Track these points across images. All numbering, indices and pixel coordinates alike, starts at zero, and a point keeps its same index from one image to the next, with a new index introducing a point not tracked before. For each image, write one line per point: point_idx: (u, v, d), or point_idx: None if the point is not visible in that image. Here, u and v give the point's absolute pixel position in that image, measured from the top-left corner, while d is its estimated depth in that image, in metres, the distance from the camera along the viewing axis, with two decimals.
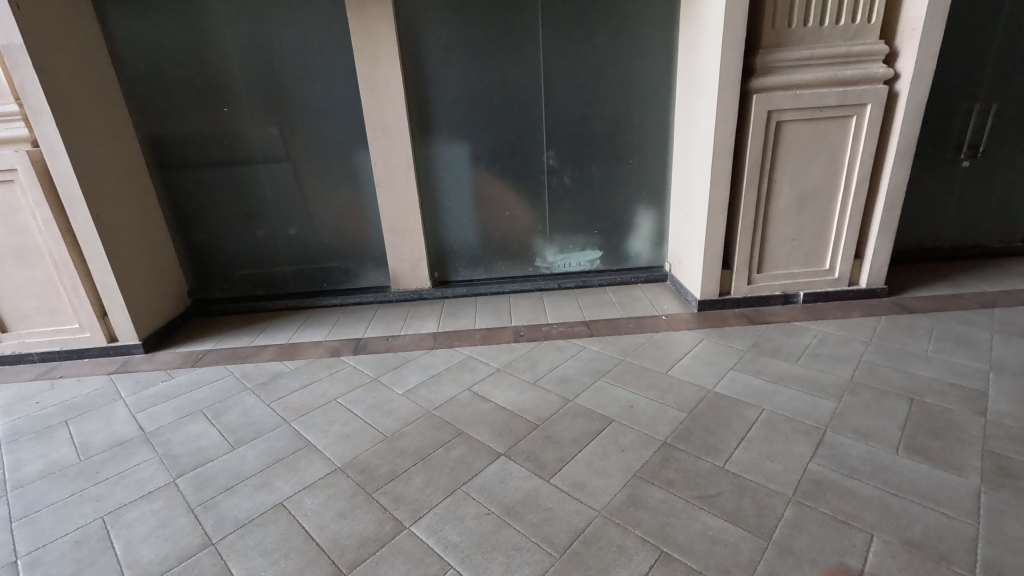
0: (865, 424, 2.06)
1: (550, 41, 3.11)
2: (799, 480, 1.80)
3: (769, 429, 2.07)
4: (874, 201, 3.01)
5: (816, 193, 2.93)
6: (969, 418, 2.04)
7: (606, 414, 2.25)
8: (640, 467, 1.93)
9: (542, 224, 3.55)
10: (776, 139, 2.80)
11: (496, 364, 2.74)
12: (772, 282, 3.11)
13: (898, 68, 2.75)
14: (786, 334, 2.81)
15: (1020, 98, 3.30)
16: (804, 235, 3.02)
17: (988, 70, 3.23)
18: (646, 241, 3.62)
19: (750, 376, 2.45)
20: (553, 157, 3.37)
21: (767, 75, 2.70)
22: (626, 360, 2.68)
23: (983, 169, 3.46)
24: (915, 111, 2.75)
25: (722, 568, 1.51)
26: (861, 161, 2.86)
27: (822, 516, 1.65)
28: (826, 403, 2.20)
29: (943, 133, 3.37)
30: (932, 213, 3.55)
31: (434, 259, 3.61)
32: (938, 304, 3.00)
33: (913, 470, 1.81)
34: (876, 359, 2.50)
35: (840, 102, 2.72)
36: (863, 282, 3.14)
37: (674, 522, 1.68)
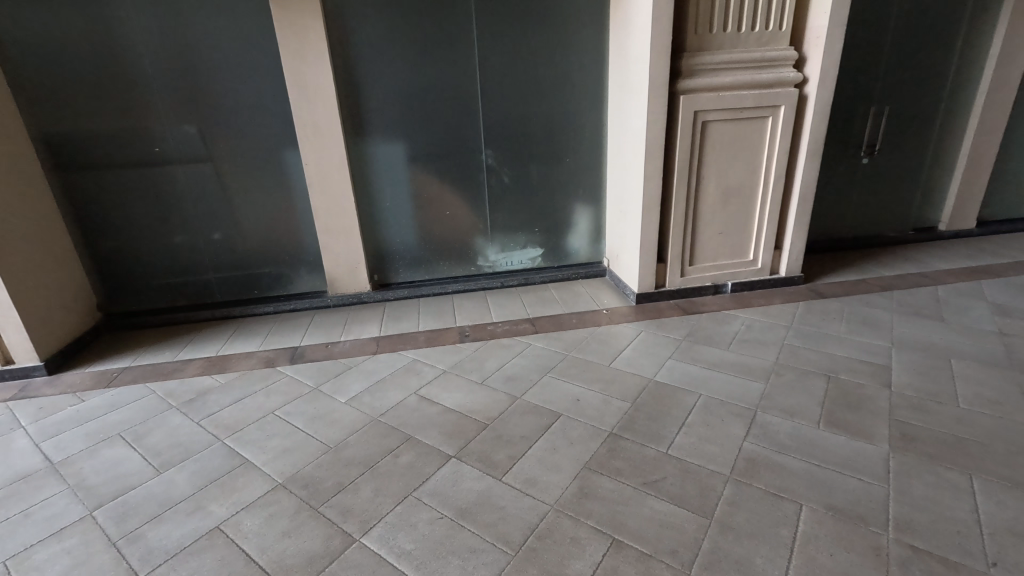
0: (790, 403, 2.22)
1: (485, 40, 3.11)
2: (736, 460, 1.92)
3: (707, 414, 2.18)
4: (789, 195, 3.25)
5: (739, 189, 3.12)
6: (877, 391, 2.26)
7: (554, 409, 2.28)
8: (589, 458, 1.98)
9: (482, 223, 3.54)
10: (702, 138, 2.96)
11: (442, 365, 2.71)
12: (703, 273, 3.28)
13: (806, 73, 2.98)
14: (717, 322, 2.98)
15: (906, 102, 3.68)
16: (730, 229, 3.21)
17: (881, 76, 3.57)
18: (585, 237, 3.71)
19: (687, 364, 2.57)
20: (492, 156, 3.37)
21: (692, 77, 2.84)
22: (571, 355, 2.73)
23: (879, 166, 3.83)
24: (821, 113, 3.00)
25: (671, 550, 1.58)
26: (777, 158, 3.08)
27: (757, 492, 1.77)
28: (755, 385, 2.35)
29: (845, 133, 3.69)
30: (838, 207, 3.88)
31: (373, 262, 3.51)
32: (846, 289, 3.29)
33: (833, 442, 1.98)
34: (797, 342, 2.70)
35: (757, 103, 2.91)
36: (783, 271, 3.38)
37: (624, 509, 1.73)
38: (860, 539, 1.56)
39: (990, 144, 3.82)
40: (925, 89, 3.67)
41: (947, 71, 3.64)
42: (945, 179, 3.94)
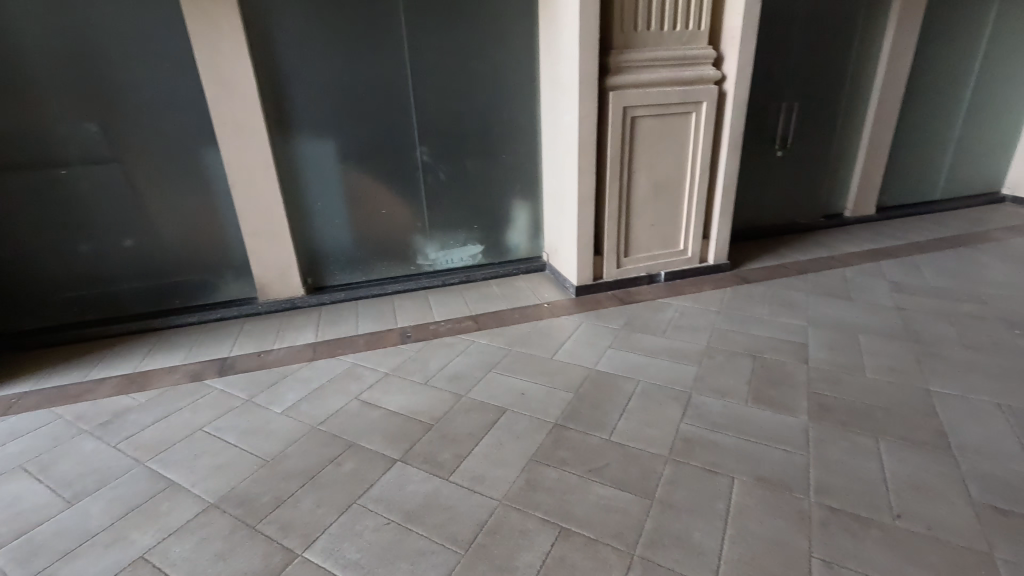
0: (721, 383, 2.35)
1: (414, 35, 3.05)
2: (674, 441, 2.01)
3: (645, 399, 2.27)
4: (714, 187, 3.42)
5: (668, 181, 3.26)
6: (796, 367, 2.44)
7: (499, 405, 2.29)
8: (535, 451, 2.00)
9: (420, 221, 3.48)
10: (632, 133, 3.06)
11: (384, 368, 2.64)
12: (637, 264, 3.40)
13: (724, 71, 3.15)
14: (653, 310, 3.10)
15: (813, 99, 3.98)
16: (661, 220, 3.34)
17: (790, 74, 3.84)
18: (524, 233, 3.73)
19: (626, 352, 2.66)
20: (427, 153, 3.32)
21: (620, 73, 2.93)
22: (514, 350, 2.75)
23: (792, 158, 4.12)
24: (739, 108, 3.18)
25: (616, 533, 1.63)
26: (701, 151, 3.23)
27: (694, 469, 1.86)
28: (689, 368, 2.47)
29: (761, 128, 3.94)
30: (758, 197, 4.14)
31: (306, 264, 3.36)
32: (768, 274, 3.52)
33: (760, 417, 2.11)
34: (725, 325, 2.86)
35: (681, 99, 3.05)
36: (711, 259, 3.57)
37: (570, 498, 1.77)
38: (786, 505, 1.68)
39: (884, 138, 4.22)
40: (829, 87, 3.98)
41: (846, 71, 3.97)
42: (849, 169, 4.30)
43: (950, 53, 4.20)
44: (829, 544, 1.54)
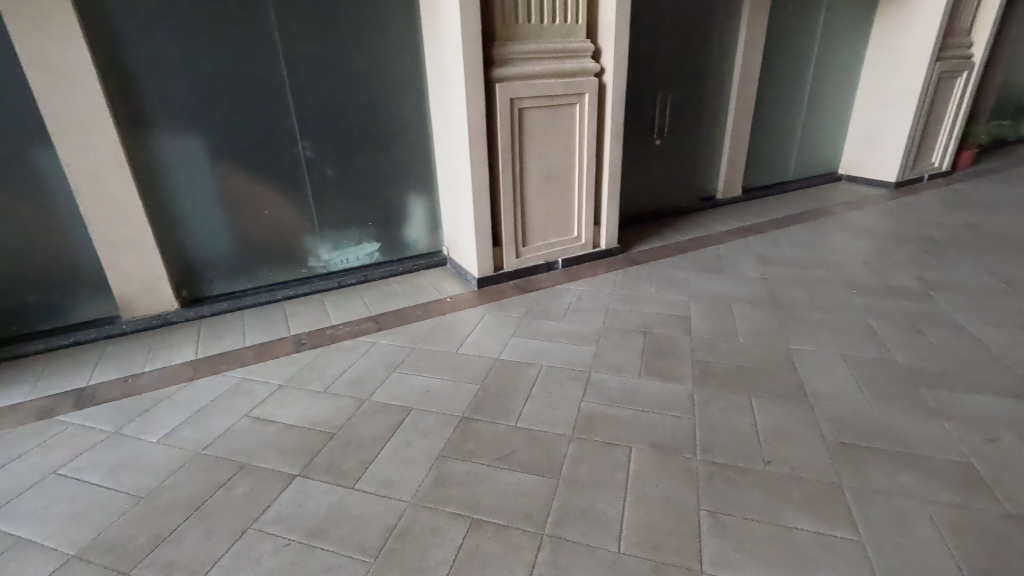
0: (617, 360, 2.49)
1: (285, 21, 2.84)
2: (577, 419, 2.09)
3: (549, 382, 2.34)
4: (601, 175, 3.59)
5: (558, 171, 3.36)
6: (682, 338, 2.65)
7: (405, 404, 2.24)
8: (444, 447, 1.98)
9: (309, 221, 3.28)
10: (520, 124, 3.11)
11: (277, 380, 2.46)
12: (536, 253, 3.48)
13: (603, 64, 3.30)
14: (552, 297, 3.20)
15: (683, 91, 4.31)
16: (555, 209, 3.45)
17: (662, 68, 4.12)
18: (422, 228, 3.65)
19: (528, 339, 2.72)
20: (310, 148, 3.12)
21: (504, 65, 2.96)
22: (418, 347, 2.70)
23: (669, 146, 4.45)
24: (619, 99, 3.36)
25: (526, 515, 1.67)
26: (587, 141, 3.37)
27: (595, 444, 1.95)
28: (588, 349, 2.59)
29: (640, 119, 4.20)
30: (642, 184, 4.43)
31: (178, 275, 3.03)
32: (654, 255, 3.77)
33: (652, 388, 2.27)
34: (619, 305, 3.03)
35: (564, 91, 3.15)
36: (603, 244, 3.75)
37: (480, 488, 1.78)
38: (677, 467, 1.83)
39: (743, 126, 4.69)
40: (696, 80, 4.33)
41: (710, 65, 4.34)
42: (717, 155, 4.74)
43: (792, 50, 4.77)
44: (713, 496, 1.70)
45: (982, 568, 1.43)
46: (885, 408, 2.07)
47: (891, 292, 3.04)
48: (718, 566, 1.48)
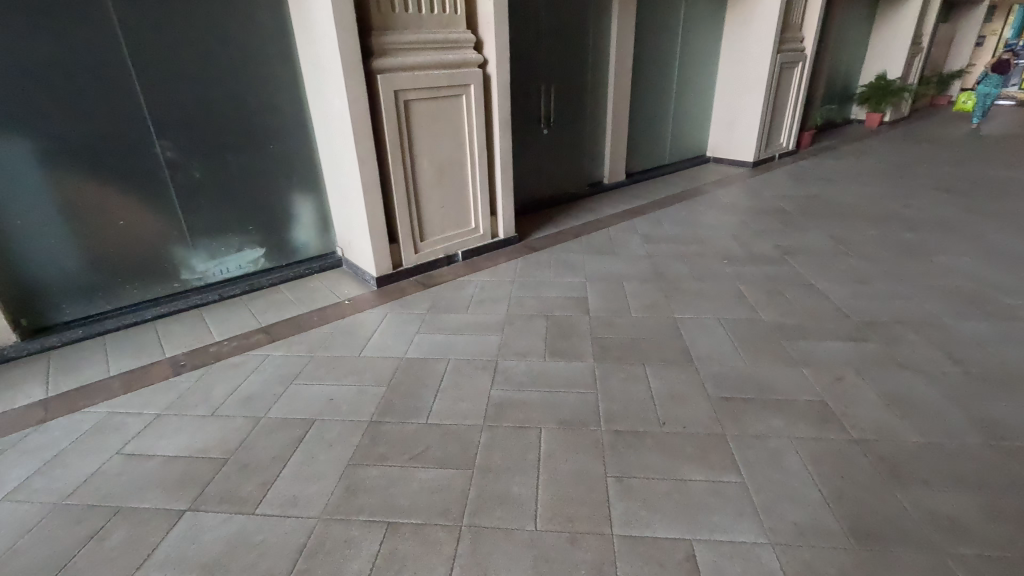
0: (522, 345, 2.55)
1: (124, 4, 2.51)
2: (487, 408, 2.12)
3: (457, 375, 2.34)
4: (494, 166, 3.62)
5: (450, 163, 3.34)
6: (581, 318, 2.78)
7: (306, 416, 2.11)
8: (352, 454, 1.91)
9: (177, 229, 2.95)
10: (407, 117, 3.04)
11: (154, 409, 2.20)
12: (434, 247, 3.44)
13: (485, 55, 3.32)
14: (454, 290, 3.19)
15: (565, 82, 4.47)
16: (450, 202, 3.43)
17: (544, 59, 4.24)
18: (310, 229, 3.44)
19: (433, 334, 2.69)
20: (170, 148, 2.80)
21: (384, 56, 2.87)
22: (316, 355, 2.55)
23: (557, 136, 4.60)
24: (504, 90, 3.41)
25: (443, 510, 1.66)
26: (477, 132, 3.38)
27: (506, 430, 1.99)
28: (493, 338, 2.62)
29: (527, 109, 4.29)
30: (534, 173, 4.55)
31: (11, 302, 2.57)
32: (551, 241, 3.90)
33: (556, 368, 2.36)
34: (520, 293, 3.10)
35: (449, 82, 3.12)
36: (501, 233, 3.80)
37: (394, 490, 1.74)
38: (584, 440, 1.92)
39: (622, 115, 4.99)
40: (576, 71, 4.52)
41: (587, 57, 4.55)
42: (601, 143, 4.99)
43: (660, 43, 5.14)
44: (618, 463, 1.82)
45: (837, 489, 1.67)
46: (757, 362, 2.34)
47: (755, 259, 3.42)
48: (626, 527, 1.58)
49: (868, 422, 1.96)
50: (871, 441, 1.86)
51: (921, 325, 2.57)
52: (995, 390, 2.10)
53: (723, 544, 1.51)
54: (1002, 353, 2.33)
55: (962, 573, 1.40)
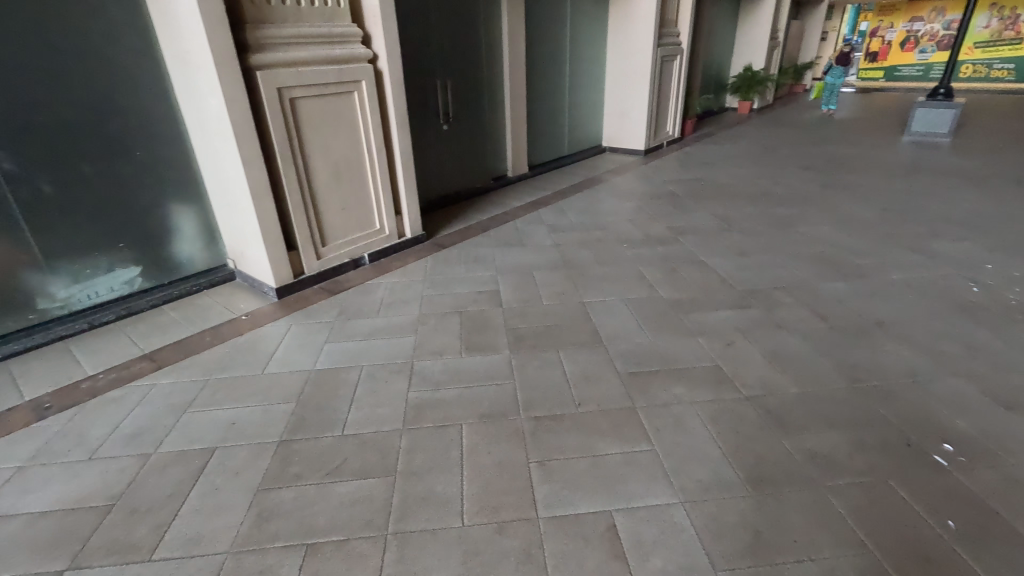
0: (437, 344, 2.52)
1: None
2: (406, 411, 2.07)
3: (372, 381, 2.27)
4: (394, 164, 3.53)
5: (348, 163, 3.20)
6: (494, 311, 2.80)
7: (205, 445, 1.94)
8: (262, 479, 1.78)
9: (26, 253, 2.56)
10: (294, 117, 2.86)
11: (15, 461, 1.91)
12: (338, 251, 3.29)
13: (375, 50, 3.22)
14: (363, 294, 3.08)
15: (461, 76, 4.45)
16: (351, 203, 3.29)
17: (438, 53, 4.19)
18: (195, 241, 3.15)
19: (343, 342, 2.58)
20: (8, 159, 2.41)
21: (262, 52, 2.68)
22: (213, 378, 2.35)
23: (457, 131, 4.58)
24: (398, 86, 3.32)
25: (367, 521, 1.61)
26: (373, 129, 3.27)
27: (427, 431, 1.96)
28: (407, 340, 2.56)
29: (425, 105, 4.21)
30: (437, 169, 4.49)
31: None
32: (459, 237, 3.89)
33: (473, 363, 2.36)
34: (432, 291, 3.06)
35: (338, 78, 2.98)
36: (408, 233, 3.73)
37: (311, 509, 1.66)
38: (505, 430, 1.95)
39: (520, 108, 5.08)
40: (471, 65, 4.51)
41: (481, 51, 4.56)
42: (502, 136, 5.05)
43: (550, 38, 5.28)
44: (539, 448, 1.86)
45: (734, 444, 1.84)
46: (659, 337, 2.50)
47: (652, 241, 3.65)
48: (550, 508, 1.62)
49: (756, 380, 2.17)
50: (760, 397, 2.07)
51: (792, 290, 2.89)
52: (853, 339, 2.41)
53: (640, 510, 1.61)
54: (857, 307, 2.69)
55: (837, 501, 1.61)
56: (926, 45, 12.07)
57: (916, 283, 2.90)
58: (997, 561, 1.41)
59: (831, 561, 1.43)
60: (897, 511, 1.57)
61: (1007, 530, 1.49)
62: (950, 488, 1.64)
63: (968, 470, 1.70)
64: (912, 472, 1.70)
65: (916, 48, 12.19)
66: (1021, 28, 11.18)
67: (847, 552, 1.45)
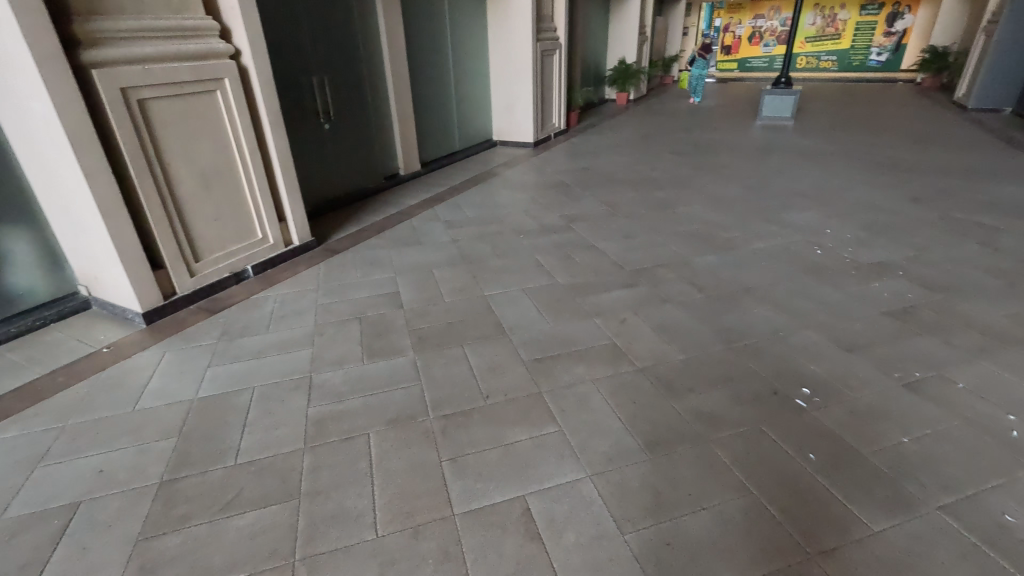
0: (336, 353, 2.41)
1: None
2: (306, 428, 1.96)
3: (265, 402, 2.11)
4: (271, 168, 3.29)
5: (216, 169, 2.93)
6: (395, 313, 2.73)
7: (67, 501, 1.69)
8: (142, 527, 1.59)
9: None
10: (145, 120, 2.56)
11: None
12: (215, 266, 3.01)
13: (237, 45, 2.96)
14: (249, 309, 2.85)
15: (339, 72, 4.25)
16: (225, 213, 3.02)
17: (311, 48, 3.95)
18: (32, 269, 2.71)
19: (229, 364, 2.37)
20: None
21: (96, 47, 2.35)
22: (71, 423, 2.05)
23: (340, 130, 4.37)
24: (267, 83, 3.09)
25: (271, 551, 1.50)
26: (243, 131, 3.01)
27: (331, 446, 1.87)
28: (302, 353, 2.41)
29: (303, 103, 3.97)
30: (322, 171, 4.26)
31: None
32: (352, 240, 3.74)
33: (376, 368, 2.29)
34: (326, 299, 2.91)
35: (196, 76, 2.70)
36: (295, 240, 3.51)
37: (205, 550, 1.51)
38: (414, 433, 1.92)
39: (406, 104, 4.98)
40: (349, 61, 4.32)
41: (358, 46, 4.38)
42: (389, 134, 4.91)
43: (429, 32, 5.21)
44: (450, 445, 1.86)
45: (632, 413, 1.97)
46: (559, 321, 2.60)
47: (546, 230, 3.77)
48: (466, 504, 1.63)
49: (648, 352, 2.33)
50: (652, 367, 2.23)
51: (673, 266, 3.14)
52: (727, 306, 2.68)
53: (551, 490, 1.67)
54: (728, 276, 2.99)
55: (721, 451, 1.79)
56: (769, 40, 13.64)
57: (773, 250, 3.29)
58: (848, 482, 1.66)
59: (719, 506, 1.59)
60: (770, 452, 1.77)
61: (854, 454, 1.75)
62: (809, 425, 1.88)
63: (822, 407, 1.97)
64: (780, 416, 1.93)
65: (761, 42, 13.74)
66: (839, 25, 13.02)
67: (733, 496, 1.62)
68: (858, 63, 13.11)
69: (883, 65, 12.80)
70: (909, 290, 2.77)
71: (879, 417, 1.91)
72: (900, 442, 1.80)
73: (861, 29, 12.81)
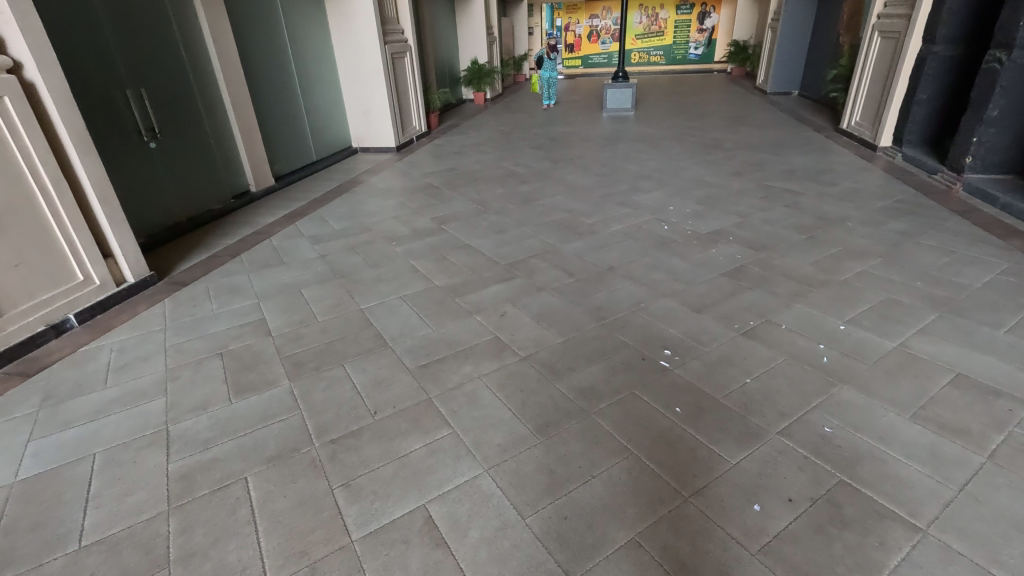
0: (197, 397, 2.16)
1: None
2: (169, 486, 1.74)
3: (112, 467, 1.83)
4: (84, 197, 2.82)
5: (7, 205, 2.44)
6: (262, 342, 2.52)
7: None
8: None
9: None
10: None
11: None
12: (22, 321, 2.53)
13: (16, 56, 2.49)
14: (78, 364, 2.44)
15: (159, 83, 3.77)
16: (28, 255, 2.54)
17: (118, 57, 3.44)
18: None
19: (57, 433, 2.00)
20: None
21: None
22: None
23: (171, 148, 3.89)
24: (66, 100, 2.65)
25: None
26: (40, 157, 2.53)
27: (203, 499, 1.68)
28: (153, 405, 2.12)
29: (118, 120, 3.46)
30: (153, 195, 3.77)
31: None
32: (202, 269, 3.36)
33: (246, 405, 2.09)
34: (178, 339, 2.59)
35: None
36: (129, 277, 3.06)
37: None
38: (300, 465, 1.80)
39: (249, 115, 4.58)
40: (169, 70, 3.84)
41: (179, 53, 3.92)
42: (232, 149, 4.50)
43: (263, 36, 4.85)
44: (341, 470, 1.77)
45: (520, 401, 2.04)
46: (441, 324, 2.60)
47: (419, 234, 3.74)
48: (364, 526, 1.57)
49: (529, 341, 2.43)
50: (534, 354, 2.32)
51: (544, 255, 3.29)
52: (594, 286, 2.89)
53: (450, 492, 1.67)
54: (593, 259, 3.21)
55: (603, 421, 1.92)
56: (605, 37, 14.80)
57: (629, 230, 3.61)
58: (708, 426, 1.88)
59: (607, 472, 1.71)
60: (644, 413, 1.95)
61: (711, 401, 2.00)
62: (673, 382, 2.11)
63: (682, 365, 2.21)
64: (649, 379, 2.13)
65: (599, 40, 14.88)
66: (661, 23, 14.56)
67: (617, 460, 1.76)
68: (681, 57, 14.80)
69: (701, 58, 14.64)
70: (739, 251, 3.21)
71: (727, 365, 2.19)
72: (744, 382, 2.09)
73: (680, 27, 14.48)
